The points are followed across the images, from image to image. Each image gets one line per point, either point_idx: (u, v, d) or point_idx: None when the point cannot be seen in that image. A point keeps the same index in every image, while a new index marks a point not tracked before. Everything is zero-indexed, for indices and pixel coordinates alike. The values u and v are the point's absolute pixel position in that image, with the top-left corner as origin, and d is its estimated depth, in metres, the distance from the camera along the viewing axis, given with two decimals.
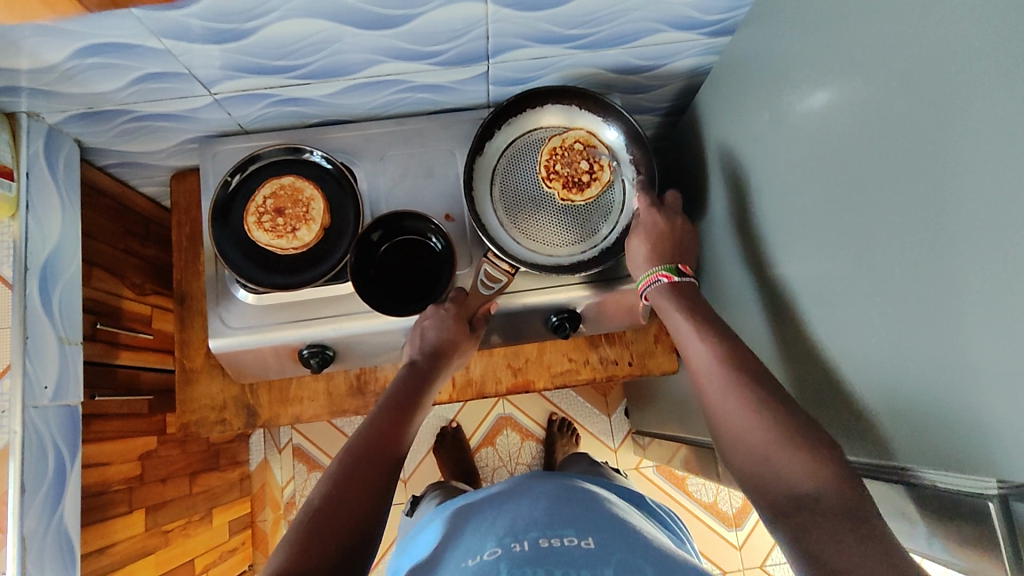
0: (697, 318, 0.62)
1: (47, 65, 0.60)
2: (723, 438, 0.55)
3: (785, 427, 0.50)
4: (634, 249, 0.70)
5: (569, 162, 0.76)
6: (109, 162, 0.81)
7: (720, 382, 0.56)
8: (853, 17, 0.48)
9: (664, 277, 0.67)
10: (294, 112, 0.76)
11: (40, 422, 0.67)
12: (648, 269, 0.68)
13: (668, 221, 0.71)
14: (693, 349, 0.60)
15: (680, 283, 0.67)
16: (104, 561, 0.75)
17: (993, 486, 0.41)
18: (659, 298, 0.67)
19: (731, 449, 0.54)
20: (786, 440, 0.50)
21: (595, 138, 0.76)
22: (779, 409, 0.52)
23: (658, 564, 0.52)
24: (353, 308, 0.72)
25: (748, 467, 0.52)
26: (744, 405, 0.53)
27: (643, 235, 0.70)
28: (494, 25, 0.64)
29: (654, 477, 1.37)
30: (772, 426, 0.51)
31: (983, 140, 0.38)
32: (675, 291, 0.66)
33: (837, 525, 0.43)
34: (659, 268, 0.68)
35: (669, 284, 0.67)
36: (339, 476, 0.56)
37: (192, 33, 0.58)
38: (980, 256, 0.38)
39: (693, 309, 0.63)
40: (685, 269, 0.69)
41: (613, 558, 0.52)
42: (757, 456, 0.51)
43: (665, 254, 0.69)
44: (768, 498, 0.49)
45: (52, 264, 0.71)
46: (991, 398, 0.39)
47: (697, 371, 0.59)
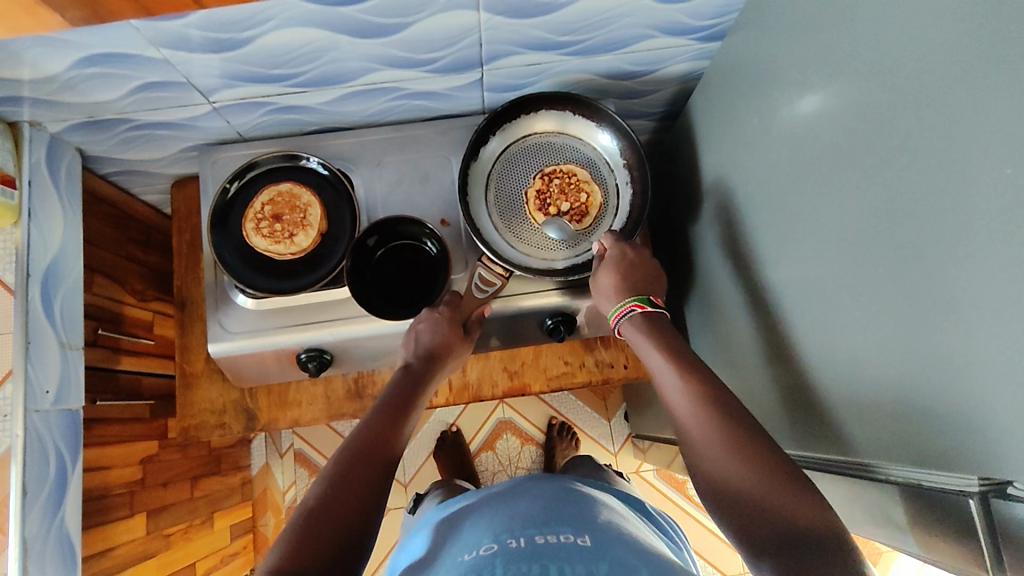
0: (673, 351, 0.63)
1: (49, 75, 0.61)
2: (701, 474, 0.55)
3: (758, 457, 0.51)
4: (601, 280, 0.70)
5: (563, 192, 0.76)
6: (110, 170, 0.82)
7: (698, 417, 0.57)
8: (839, 22, 0.49)
9: (637, 308, 0.69)
10: (292, 119, 0.77)
11: (42, 425, 0.67)
12: (620, 300, 0.70)
13: (636, 250, 0.72)
14: (671, 386, 0.61)
15: (652, 313, 0.69)
16: (106, 564, 0.76)
17: (976, 482, 0.41)
18: (632, 331, 0.68)
19: (709, 486, 0.54)
20: (753, 458, 0.51)
21: (592, 185, 0.77)
22: (754, 437, 0.53)
23: (651, 561, 0.52)
24: (350, 312, 0.73)
25: (725, 500, 0.52)
26: (717, 436, 0.54)
27: (611, 266, 0.70)
28: (487, 33, 0.64)
29: (654, 480, 1.37)
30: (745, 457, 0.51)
31: (965, 140, 0.38)
32: (648, 322, 0.68)
33: (806, 542, 0.45)
34: (632, 299, 0.69)
35: (643, 316, 0.68)
36: (335, 475, 0.57)
37: (191, 43, 0.59)
38: (963, 255, 0.39)
39: (665, 342, 0.65)
40: (656, 299, 0.71)
41: (608, 553, 0.53)
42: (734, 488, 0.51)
43: (636, 283, 0.70)
44: (745, 535, 0.48)
45: (54, 270, 0.72)
46: (976, 395, 0.39)
47: (676, 407, 0.60)
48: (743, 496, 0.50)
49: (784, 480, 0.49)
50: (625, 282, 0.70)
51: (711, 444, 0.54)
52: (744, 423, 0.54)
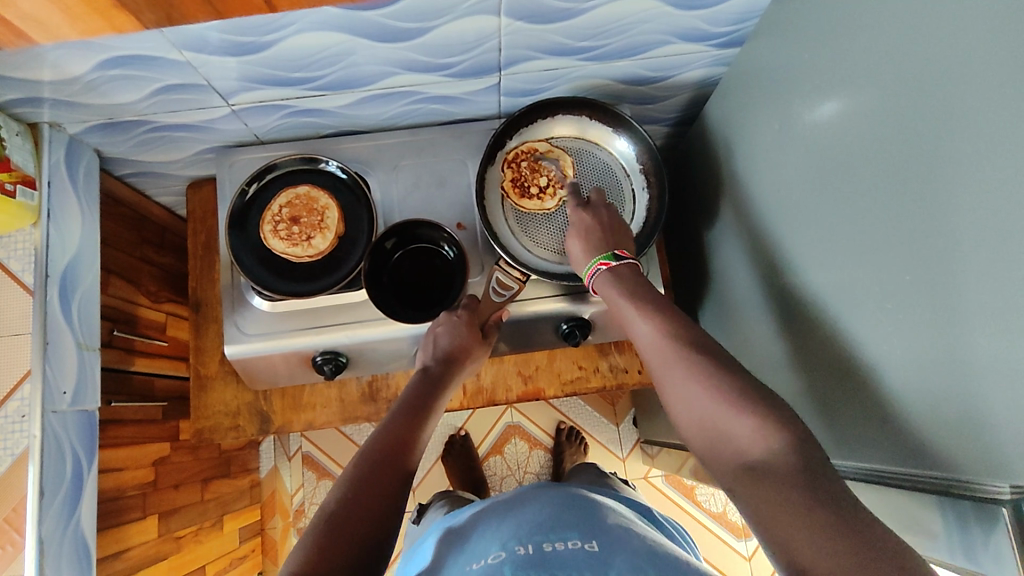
0: (646, 304, 0.63)
1: (71, 77, 0.61)
2: (690, 425, 0.55)
3: (753, 412, 0.51)
4: (571, 247, 0.71)
5: (534, 169, 0.77)
6: (126, 172, 0.82)
7: (684, 374, 0.56)
8: (861, 30, 0.49)
9: (603, 266, 0.68)
10: (309, 122, 0.77)
11: (59, 426, 0.67)
12: (587, 261, 0.69)
13: (596, 214, 0.71)
14: (652, 344, 0.60)
15: (620, 267, 0.67)
16: (119, 565, 0.76)
17: (1008, 490, 0.42)
18: (602, 287, 0.67)
19: (699, 439, 0.54)
20: (739, 405, 0.51)
21: (557, 150, 0.78)
22: (752, 394, 0.52)
23: (659, 562, 0.53)
24: (366, 315, 0.73)
25: (716, 452, 0.52)
26: (708, 392, 0.54)
27: (576, 231, 0.71)
28: (506, 38, 0.65)
29: (663, 486, 1.36)
30: (739, 410, 0.51)
31: (991, 147, 0.38)
32: (616, 277, 0.67)
33: (777, 482, 0.46)
34: (597, 257, 0.68)
35: (610, 271, 0.67)
36: (356, 479, 0.57)
37: (211, 46, 0.59)
38: (991, 263, 0.39)
39: (641, 296, 0.64)
40: (624, 253, 0.69)
41: (616, 559, 0.53)
42: (727, 444, 0.51)
43: (601, 243, 0.69)
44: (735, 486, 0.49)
45: (72, 272, 0.72)
46: (1002, 402, 0.39)
47: (658, 364, 0.59)
48: (734, 449, 0.51)
49: (777, 431, 0.49)
50: (590, 244, 0.69)
51: (702, 399, 0.54)
52: (738, 379, 0.54)
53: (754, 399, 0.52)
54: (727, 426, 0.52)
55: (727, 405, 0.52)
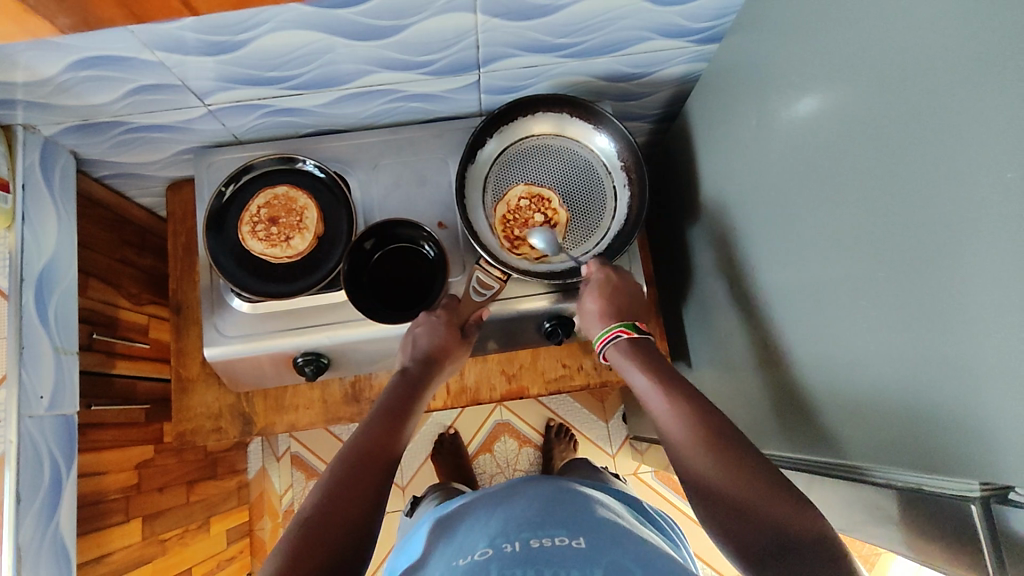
0: (660, 374, 0.62)
1: (44, 78, 0.60)
2: (700, 500, 0.53)
3: (770, 490, 0.49)
4: (588, 306, 0.71)
5: (524, 221, 0.75)
6: (104, 173, 0.81)
7: (700, 448, 0.54)
8: (838, 25, 0.49)
9: (621, 333, 0.68)
10: (287, 122, 0.77)
11: (36, 431, 0.67)
12: (605, 325, 0.69)
13: (620, 274, 0.72)
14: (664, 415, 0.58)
15: (638, 338, 0.68)
16: (101, 570, 0.75)
17: (977, 488, 0.42)
18: (619, 357, 0.68)
19: (709, 514, 0.52)
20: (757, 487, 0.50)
21: (508, 199, 0.76)
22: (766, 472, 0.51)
23: (652, 563, 0.51)
24: (347, 316, 0.73)
25: (727, 527, 0.50)
26: (723, 468, 0.52)
27: (595, 291, 0.71)
28: (484, 35, 0.64)
29: (652, 482, 1.37)
30: (756, 487, 0.50)
31: (964, 143, 0.38)
32: (635, 346, 0.67)
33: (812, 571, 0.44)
34: (617, 324, 0.69)
35: (629, 340, 0.68)
36: (335, 481, 0.57)
37: (186, 46, 0.59)
38: (961, 258, 0.39)
39: (658, 371, 0.63)
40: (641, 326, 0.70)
41: (602, 557, 0.51)
42: (740, 518, 0.49)
43: (622, 308, 0.70)
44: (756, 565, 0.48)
45: (48, 274, 0.71)
46: (977, 400, 0.39)
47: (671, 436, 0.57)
48: (749, 525, 0.49)
49: (795, 514, 0.47)
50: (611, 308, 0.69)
51: (718, 475, 0.52)
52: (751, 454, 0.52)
53: (767, 476, 0.50)
54: (744, 503, 0.49)
55: (744, 482, 0.50)
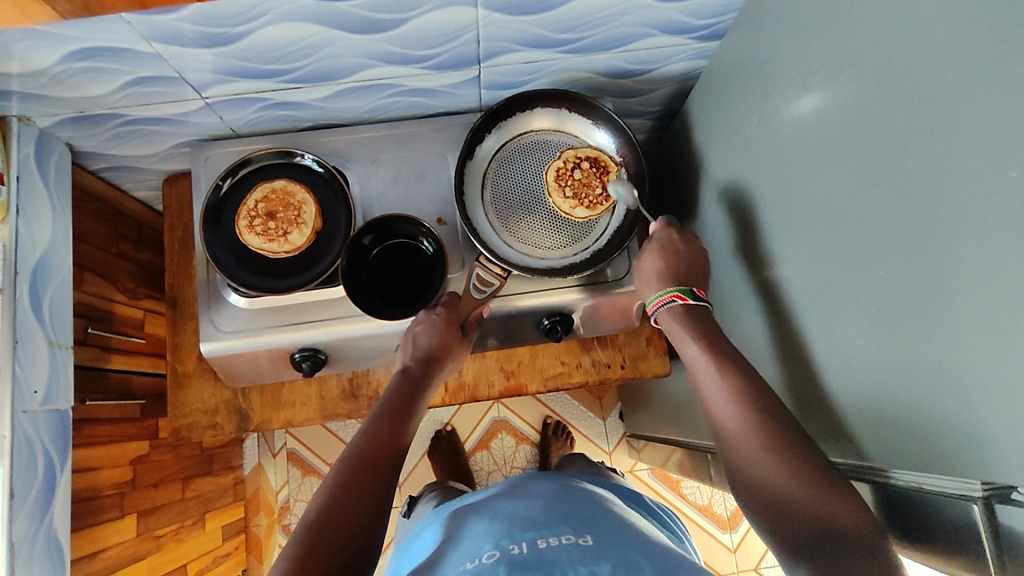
0: (711, 344, 0.62)
1: (38, 69, 0.59)
2: (743, 481, 0.54)
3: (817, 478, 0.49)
4: (647, 265, 0.70)
5: (578, 192, 0.75)
6: (100, 166, 0.81)
7: (750, 432, 0.54)
8: (840, 22, 0.48)
9: (676, 299, 0.67)
10: (286, 116, 0.76)
11: (30, 427, 0.66)
12: (660, 289, 0.68)
13: (684, 240, 0.71)
14: (715, 394, 0.59)
15: (692, 305, 0.67)
16: (95, 566, 0.75)
17: (979, 487, 0.42)
18: (676, 328, 0.66)
19: (745, 488, 0.54)
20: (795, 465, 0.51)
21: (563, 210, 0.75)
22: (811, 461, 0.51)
23: (655, 556, 0.50)
24: (345, 312, 0.72)
25: (766, 508, 0.51)
26: (769, 455, 0.52)
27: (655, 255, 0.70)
28: (485, 30, 0.64)
29: (649, 480, 1.37)
30: (801, 474, 0.50)
31: (967, 142, 0.38)
32: (688, 313, 0.66)
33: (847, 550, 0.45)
34: (672, 289, 0.67)
35: (683, 307, 0.66)
36: (339, 483, 0.56)
37: (184, 37, 0.58)
38: (964, 257, 0.39)
39: (712, 341, 0.62)
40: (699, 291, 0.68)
41: (609, 553, 0.50)
42: (779, 501, 0.50)
43: (679, 274, 0.69)
44: (786, 546, 0.48)
45: (43, 267, 0.71)
46: (980, 400, 0.39)
47: (722, 420, 0.57)
48: (787, 509, 0.49)
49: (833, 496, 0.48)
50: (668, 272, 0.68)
51: (765, 462, 0.52)
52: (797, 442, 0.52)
53: (816, 467, 0.50)
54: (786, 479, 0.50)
55: (783, 460, 0.51)
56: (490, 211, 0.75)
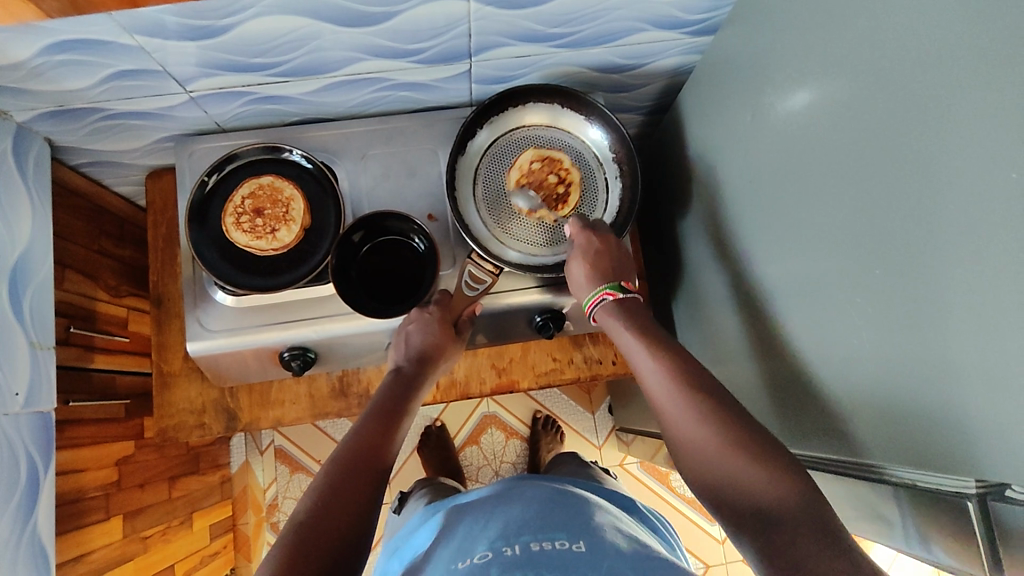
0: (649, 337, 0.63)
1: (15, 62, 0.57)
2: (704, 486, 0.53)
3: (772, 463, 0.49)
4: (574, 272, 0.69)
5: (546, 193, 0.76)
6: (81, 161, 0.79)
7: (695, 422, 0.54)
8: (833, 20, 0.48)
9: (608, 296, 0.68)
10: (272, 110, 0.75)
11: (12, 429, 0.65)
12: (591, 289, 0.69)
13: (602, 237, 0.70)
14: (655, 384, 0.59)
15: (625, 299, 0.68)
16: (81, 569, 0.73)
17: (973, 484, 0.42)
18: (607, 319, 0.68)
19: (699, 477, 0.53)
20: (732, 446, 0.51)
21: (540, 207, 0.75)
22: (756, 442, 0.50)
23: (648, 564, 0.50)
24: (335, 310, 0.71)
25: (732, 510, 0.49)
26: (716, 439, 0.52)
27: (581, 257, 0.69)
28: (477, 23, 0.63)
29: (638, 473, 1.37)
30: (751, 463, 0.49)
31: (961, 141, 0.38)
32: (621, 308, 0.67)
33: (793, 532, 0.44)
34: (603, 287, 0.68)
35: (615, 302, 0.68)
36: (329, 483, 0.56)
37: (166, 30, 0.56)
38: (957, 258, 0.39)
39: (648, 335, 0.63)
40: (628, 286, 0.69)
41: (604, 560, 0.50)
42: (735, 495, 0.49)
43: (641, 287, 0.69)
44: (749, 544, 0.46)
45: (23, 266, 0.69)
46: (973, 399, 0.39)
47: (667, 410, 0.57)
48: (740, 494, 0.49)
49: (774, 477, 0.48)
50: (596, 271, 0.68)
51: (714, 449, 0.52)
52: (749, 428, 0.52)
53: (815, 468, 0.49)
54: (724, 466, 0.50)
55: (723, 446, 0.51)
56: (483, 208, 0.75)
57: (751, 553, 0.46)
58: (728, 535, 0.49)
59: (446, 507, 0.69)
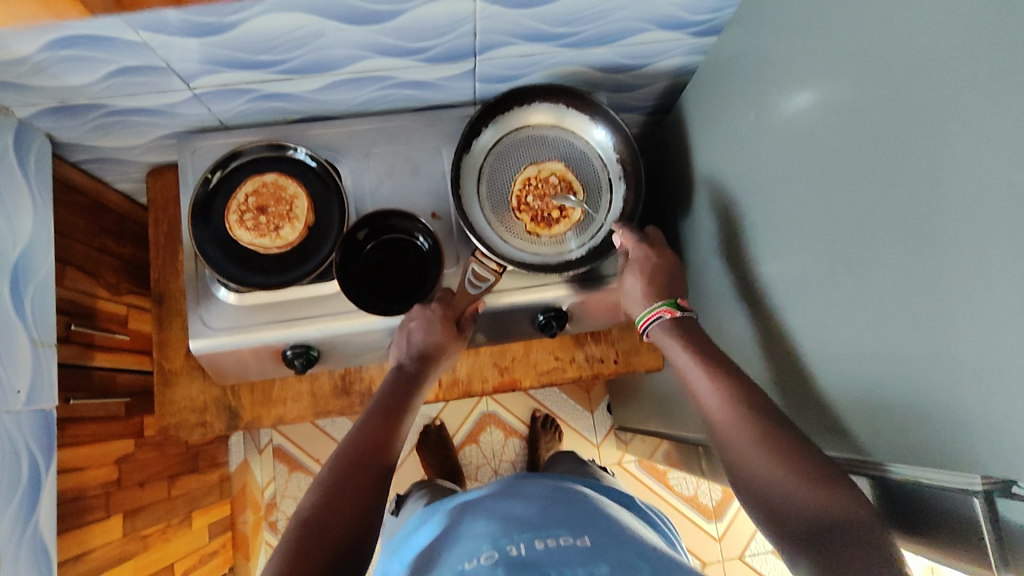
0: (696, 347, 0.63)
1: (18, 57, 0.57)
2: (750, 495, 0.53)
3: (824, 478, 0.49)
4: (630, 287, 0.71)
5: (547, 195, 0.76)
6: (82, 158, 0.78)
7: (746, 434, 0.55)
8: (838, 21, 0.49)
9: (666, 313, 0.67)
10: (275, 107, 0.74)
11: (13, 427, 0.64)
12: (648, 305, 0.68)
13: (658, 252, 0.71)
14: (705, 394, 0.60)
15: (681, 317, 0.67)
16: (82, 567, 0.73)
17: (979, 483, 0.43)
18: (661, 335, 0.67)
19: (746, 487, 0.54)
20: (783, 458, 0.51)
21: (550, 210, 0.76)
22: (808, 456, 0.51)
23: (653, 559, 0.51)
24: (339, 307, 0.71)
25: (781, 525, 0.50)
26: (766, 450, 0.53)
27: (637, 271, 0.71)
28: (482, 22, 0.63)
29: (637, 471, 1.38)
30: (803, 477, 0.50)
31: (966, 142, 0.38)
32: (679, 325, 0.66)
33: (846, 546, 0.45)
34: (661, 303, 0.68)
35: (673, 321, 0.66)
36: (331, 482, 0.56)
37: (170, 27, 0.56)
38: (962, 258, 0.39)
39: (696, 347, 0.63)
40: (684, 302, 0.69)
41: (608, 554, 0.51)
42: (784, 505, 0.50)
43: (663, 289, 0.69)
44: (798, 562, 0.47)
45: (24, 263, 0.68)
46: (976, 398, 0.40)
47: (716, 420, 0.58)
48: (787, 504, 0.50)
49: (829, 493, 0.48)
50: (653, 286, 0.69)
51: (764, 460, 0.52)
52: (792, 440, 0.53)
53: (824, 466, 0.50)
54: (775, 476, 0.51)
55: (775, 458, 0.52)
56: (486, 208, 0.75)
57: (798, 563, 0.47)
58: (775, 546, 0.50)
59: (447, 504, 0.69)
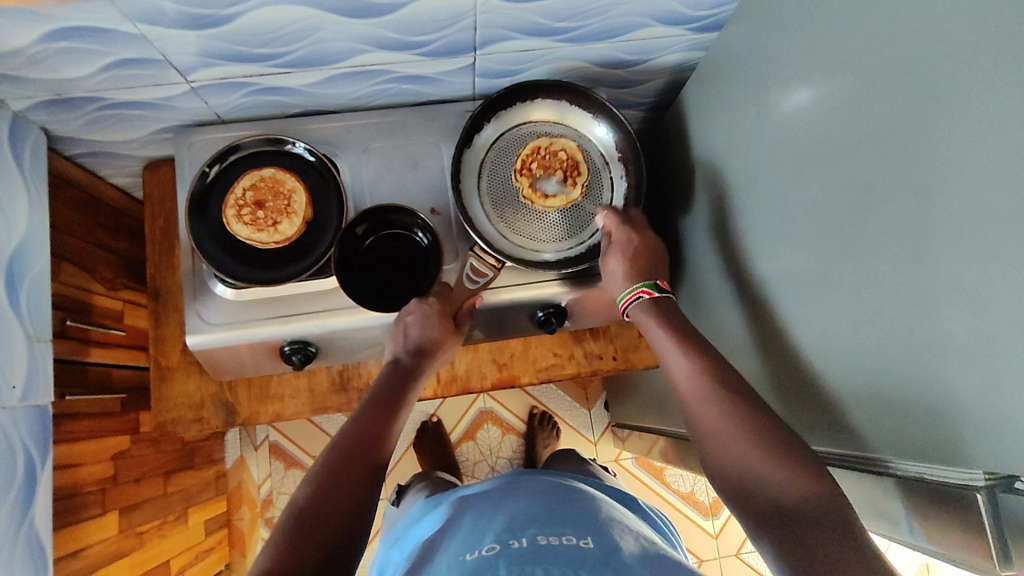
0: (677, 331, 0.63)
1: (12, 49, 0.56)
2: (724, 480, 0.53)
3: (795, 460, 0.49)
4: (613, 268, 0.70)
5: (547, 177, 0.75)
6: (77, 152, 0.77)
7: (721, 416, 0.54)
8: (839, 17, 0.49)
9: (644, 293, 0.68)
10: (273, 101, 0.74)
11: (8, 423, 0.64)
12: (629, 286, 0.69)
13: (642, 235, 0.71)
14: (682, 377, 0.59)
15: (659, 298, 0.67)
16: (77, 564, 0.73)
17: (982, 477, 0.43)
18: (640, 315, 0.67)
19: (719, 471, 0.54)
20: (756, 441, 0.51)
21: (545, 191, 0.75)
22: (783, 438, 0.51)
23: (656, 560, 0.50)
24: (337, 304, 0.71)
25: (753, 509, 0.49)
26: (740, 434, 0.52)
27: (620, 253, 0.70)
28: (482, 16, 0.63)
29: (634, 469, 1.38)
30: (776, 459, 0.50)
31: (968, 138, 0.38)
32: (657, 306, 0.67)
33: (814, 529, 0.45)
34: (639, 285, 0.68)
35: (651, 301, 0.67)
36: (325, 475, 0.55)
37: (166, 18, 0.56)
38: (964, 254, 0.39)
39: (676, 331, 0.63)
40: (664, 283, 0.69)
41: (612, 555, 0.50)
42: (756, 488, 0.50)
43: (645, 271, 0.69)
44: (769, 546, 0.46)
45: (19, 257, 0.68)
46: (978, 394, 0.40)
47: (692, 403, 0.58)
48: (760, 487, 0.49)
49: (799, 474, 0.48)
50: (635, 268, 0.69)
51: (738, 444, 0.52)
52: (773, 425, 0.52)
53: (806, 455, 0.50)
54: (748, 459, 0.51)
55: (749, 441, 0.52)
56: (486, 204, 0.75)
57: (767, 547, 0.47)
58: (746, 531, 0.50)
59: (447, 499, 0.69)
